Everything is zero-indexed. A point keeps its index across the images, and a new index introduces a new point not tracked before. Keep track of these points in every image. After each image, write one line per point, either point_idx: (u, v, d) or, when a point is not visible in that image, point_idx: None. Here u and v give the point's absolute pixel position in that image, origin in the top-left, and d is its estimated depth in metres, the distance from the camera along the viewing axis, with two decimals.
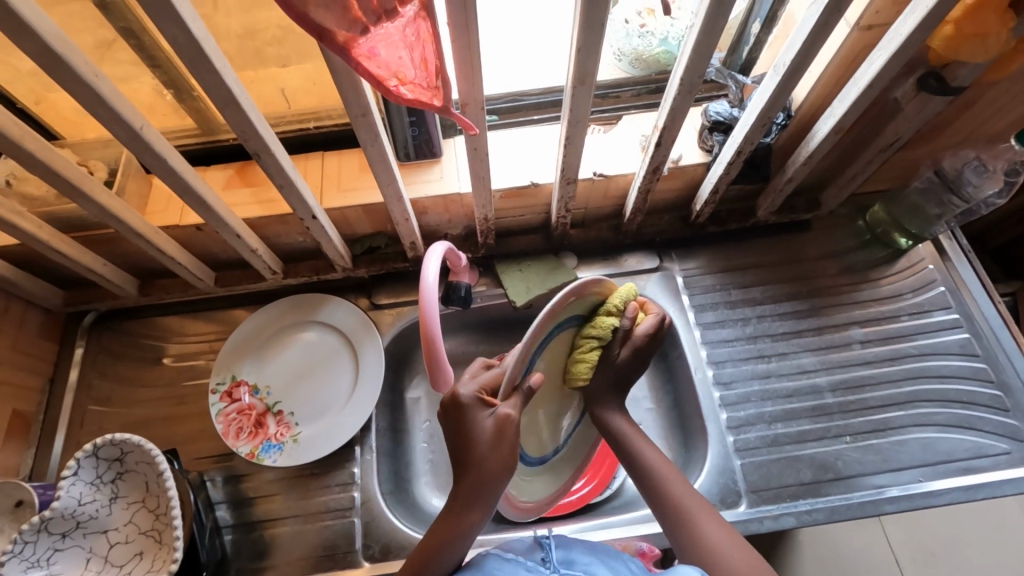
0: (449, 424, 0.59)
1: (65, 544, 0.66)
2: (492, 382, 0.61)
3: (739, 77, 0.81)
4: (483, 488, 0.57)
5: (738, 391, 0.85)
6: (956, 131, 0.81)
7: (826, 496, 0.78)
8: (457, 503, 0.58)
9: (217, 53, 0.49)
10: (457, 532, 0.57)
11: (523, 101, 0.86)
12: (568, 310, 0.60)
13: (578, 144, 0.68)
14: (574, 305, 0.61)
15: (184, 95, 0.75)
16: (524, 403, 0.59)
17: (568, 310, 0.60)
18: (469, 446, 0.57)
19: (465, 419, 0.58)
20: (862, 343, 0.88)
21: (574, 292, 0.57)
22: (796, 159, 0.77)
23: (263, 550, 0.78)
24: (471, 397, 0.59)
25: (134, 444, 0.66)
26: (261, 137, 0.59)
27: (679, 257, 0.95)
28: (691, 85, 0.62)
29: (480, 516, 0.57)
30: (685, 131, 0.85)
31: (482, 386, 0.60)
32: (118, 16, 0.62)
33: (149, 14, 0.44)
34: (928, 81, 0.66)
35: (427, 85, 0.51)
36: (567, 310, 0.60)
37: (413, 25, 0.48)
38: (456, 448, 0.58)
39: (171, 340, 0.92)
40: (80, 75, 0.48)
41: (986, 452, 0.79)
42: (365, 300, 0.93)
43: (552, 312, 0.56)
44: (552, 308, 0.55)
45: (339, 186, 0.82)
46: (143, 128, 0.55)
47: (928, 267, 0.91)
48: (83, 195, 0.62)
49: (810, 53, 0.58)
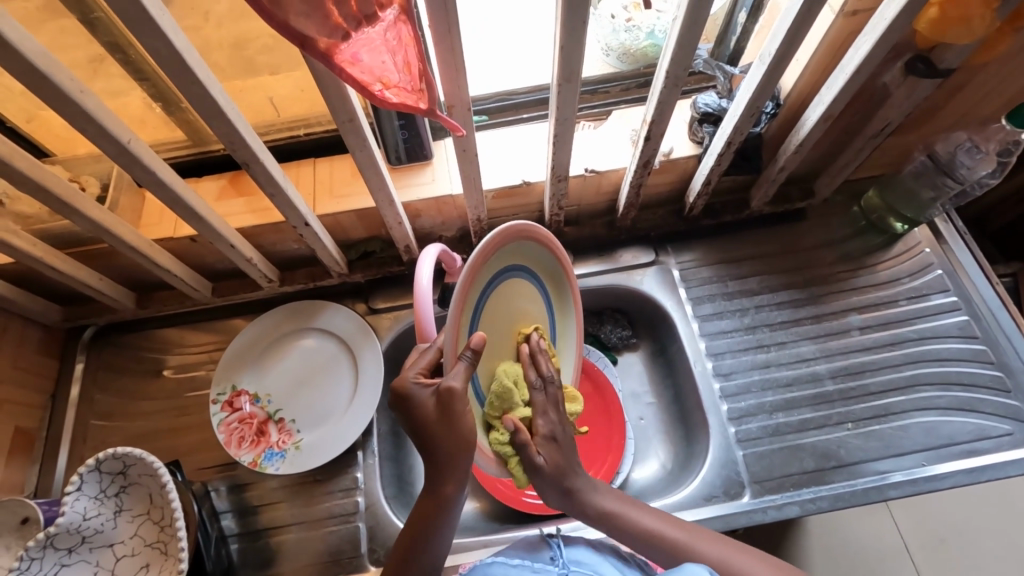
0: (403, 417, 0.58)
1: (71, 559, 0.66)
2: (432, 362, 0.57)
3: (727, 67, 0.80)
4: (453, 480, 0.57)
5: (738, 382, 0.85)
6: (947, 114, 0.80)
7: (830, 483, 0.77)
8: (430, 487, 0.58)
9: (201, 64, 0.50)
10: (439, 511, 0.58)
11: (512, 100, 0.86)
12: (496, 263, 0.60)
13: (567, 141, 0.68)
14: (488, 273, 0.59)
15: (173, 107, 0.75)
16: (471, 369, 0.55)
17: (495, 262, 0.60)
18: (428, 439, 0.56)
19: (413, 408, 0.56)
20: (861, 329, 0.87)
21: (498, 238, 0.57)
22: (787, 148, 0.77)
23: (270, 557, 0.78)
24: (414, 383, 0.56)
25: (136, 458, 0.66)
26: (249, 146, 0.59)
27: (675, 250, 0.95)
28: (677, 77, 0.62)
29: (454, 489, 0.57)
30: (675, 123, 0.85)
31: (423, 368, 0.57)
32: (103, 31, 0.62)
33: (131, 29, 0.44)
34: (916, 65, 0.65)
35: (411, 89, 0.51)
36: (495, 262, 0.60)
37: (394, 29, 0.48)
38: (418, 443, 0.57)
39: (170, 352, 0.92)
40: (65, 93, 0.48)
41: (989, 434, 0.79)
42: (362, 305, 0.93)
43: (480, 260, 0.56)
44: (480, 255, 0.55)
45: (331, 194, 0.82)
46: (132, 141, 0.56)
47: (925, 251, 0.91)
48: (75, 211, 0.62)
49: (796, 40, 0.58)
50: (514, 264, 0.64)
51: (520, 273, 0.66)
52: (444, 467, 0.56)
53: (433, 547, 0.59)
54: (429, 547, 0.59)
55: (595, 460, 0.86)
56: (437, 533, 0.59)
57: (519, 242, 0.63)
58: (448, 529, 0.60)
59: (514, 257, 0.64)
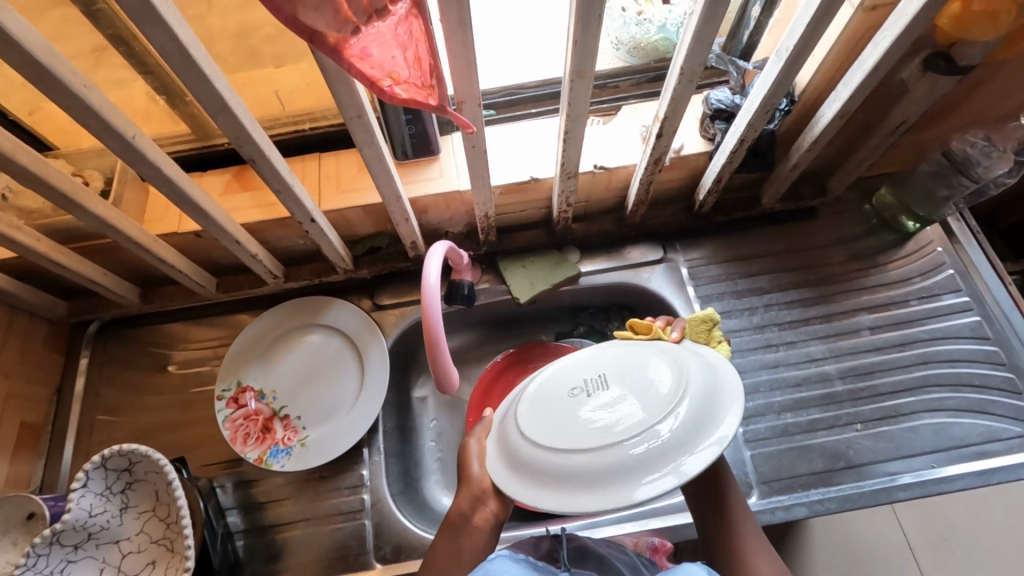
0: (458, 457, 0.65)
1: (78, 555, 0.66)
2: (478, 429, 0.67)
3: (740, 62, 0.79)
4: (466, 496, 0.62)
5: (747, 381, 0.84)
6: (964, 112, 0.79)
7: (838, 484, 0.77)
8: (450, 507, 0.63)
9: (207, 59, 0.49)
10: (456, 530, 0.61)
11: (520, 94, 0.85)
12: (644, 449, 0.51)
13: (578, 137, 0.67)
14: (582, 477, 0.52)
15: (177, 101, 0.74)
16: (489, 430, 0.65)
17: (645, 454, 0.51)
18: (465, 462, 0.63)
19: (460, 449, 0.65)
20: (871, 329, 0.86)
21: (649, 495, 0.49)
22: (801, 145, 0.76)
23: (276, 554, 0.78)
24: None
25: (141, 455, 0.65)
26: (256, 142, 0.58)
27: (683, 247, 0.93)
28: (692, 74, 0.60)
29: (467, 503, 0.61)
30: (687, 119, 0.83)
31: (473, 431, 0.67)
32: (106, 22, 0.61)
33: (138, 24, 0.43)
34: (934, 61, 0.64)
35: (422, 84, 0.50)
36: (648, 458, 0.50)
37: (405, 23, 0.47)
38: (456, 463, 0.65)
39: (176, 348, 0.91)
40: (69, 86, 0.47)
41: (999, 436, 0.78)
42: (368, 302, 0.92)
43: (623, 491, 0.50)
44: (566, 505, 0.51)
45: (337, 189, 0.81)
46: (136, 137, 0.55)
47: (938, 250, 0.90)
48: (79, 206, 0.61)
49: (814, 36, 0.57)
50: (673, 412, 0.52)
51: (671, 395, 0.53)
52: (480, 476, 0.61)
53: (465, 561, 0.59)
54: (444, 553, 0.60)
55: None
56: (469, 538, 0.60)
57: (698, 437, 0.51)
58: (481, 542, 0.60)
59: (679, 422, 0.51)
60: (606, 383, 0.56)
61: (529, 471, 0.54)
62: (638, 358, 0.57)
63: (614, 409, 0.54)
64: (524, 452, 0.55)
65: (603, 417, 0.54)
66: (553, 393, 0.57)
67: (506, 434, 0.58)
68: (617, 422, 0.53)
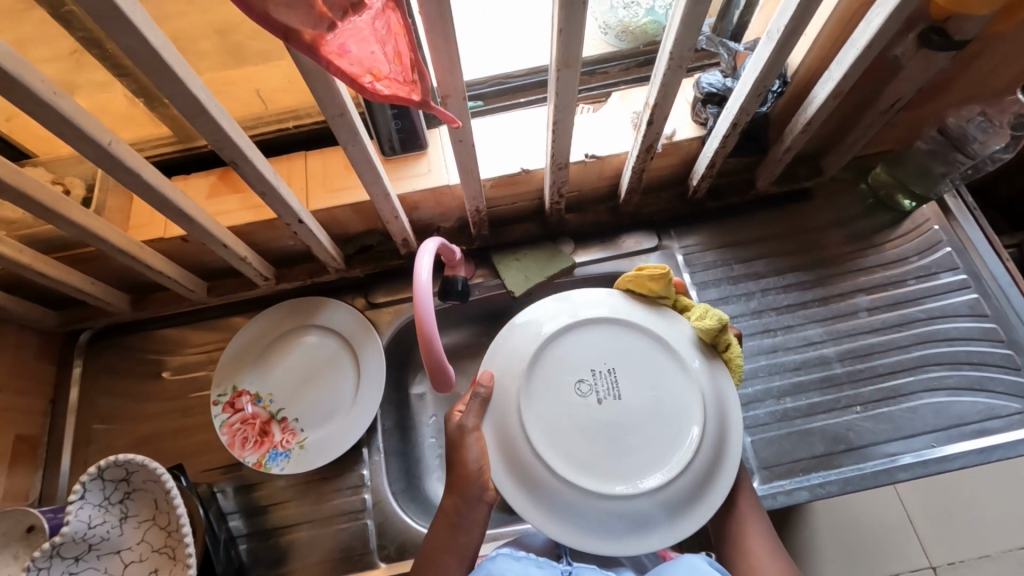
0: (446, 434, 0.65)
1: (79, 567, 0.66)
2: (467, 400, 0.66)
3: (732, 44, 0.77)
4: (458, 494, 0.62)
5: (746, 367, 0.84)
6: (958, 86, 0.77)
7: (839, 467, 0.77)
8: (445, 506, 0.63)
9: (181, 62, 0.47)
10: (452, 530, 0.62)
11: (509, 84, 0.84)
12: (689, 477, 0.62)
13: (567, 127, 0.65)
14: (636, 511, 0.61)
15: (156, 103, 0.72)
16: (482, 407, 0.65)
17: (691, 481, 0.62)
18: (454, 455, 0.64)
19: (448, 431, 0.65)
20: (869, 310, 0.86)
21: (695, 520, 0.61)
22: (795, 127, 0.74)
23: (281, 557, 0.78)
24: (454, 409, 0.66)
25: (138, 464, 0.65)
26: (237, 145, 0.57)
27: (679, 234, 0.92)
28: (681, 58, 0.59)
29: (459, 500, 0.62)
30: (678, 104, 0.82)
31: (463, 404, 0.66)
32: (77, 26, 0.59)
33: (105, 28, 0.41)
34: (929, 36, 0.63)
35: (404, 79, 0.48)
36: (691, 485, 0.62)
37: (383, 17, 0.45)
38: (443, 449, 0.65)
39: (170, 354, 0.90)
40: (38, 95, 0.45)
41: (999, 413, 0.78)
42: (361, 300, 0.91)
43: (676, 525, 0.61)
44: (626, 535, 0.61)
45: (325, 188, 0.79)
46: (113, 143, 0.53)
47: (934, 228, 0.89)
48: (60, 216, 0.60)
49: (806, 15, 0.55)
50: (698, 438, 0.62)
51: (692, 419, 0.63)
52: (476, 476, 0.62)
53: (466, 559, 0.61)
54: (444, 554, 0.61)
55: None
56: (467, 536, 0.61)
57: (721, 448, 0.63)
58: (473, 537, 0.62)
59: (709, 442, 0.63)
60: (630, 412, 0.64)
61: (588, 520, 0.61)
62: (645, 378, 0.65)
63: (648, 441, 0.63)
64: (577, 496, 0.61)
65: (639, 451, 0.62)
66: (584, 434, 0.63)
67: (543, 483, 0.62)
68: (659, 454, 0.62)
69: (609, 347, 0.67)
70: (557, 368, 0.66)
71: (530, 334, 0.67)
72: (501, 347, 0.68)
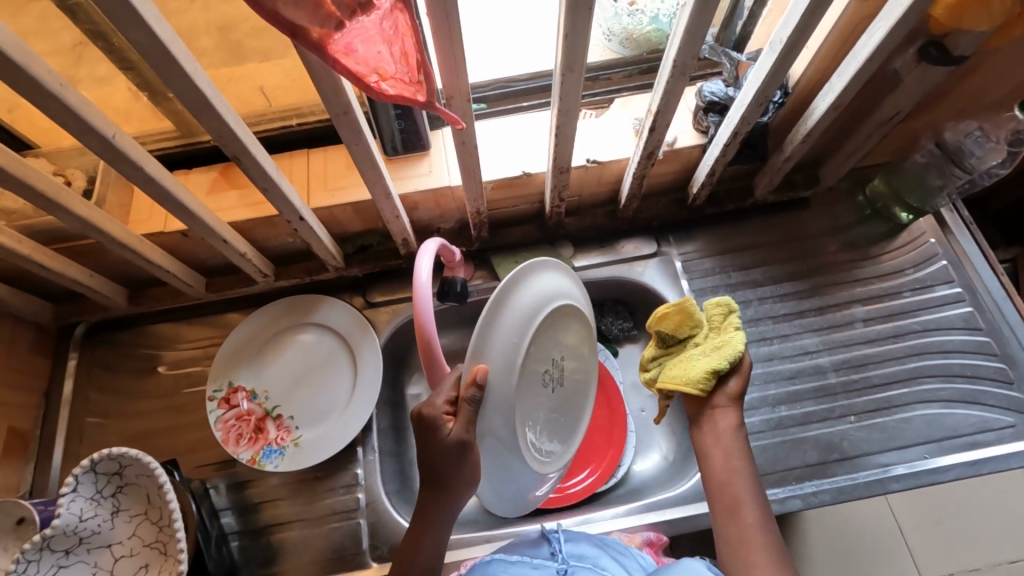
0: (420, 439, 0.60)
1: (70, 560, 0.66)
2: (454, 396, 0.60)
3: (734, 53, 0.77)
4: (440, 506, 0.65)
5: (741, 375, 0.84)
6: (956, 102, 0.78)
7: (832, 476, 0.77)
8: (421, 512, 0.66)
9: (187, 55, 0.47)
10: (428, 536, 0.66)
11: (512, 87, 0.84)
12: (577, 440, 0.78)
13: (570, 132, 0.66)
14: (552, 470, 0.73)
15: (159, 97, 0.72)
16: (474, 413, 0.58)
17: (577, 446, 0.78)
18: (441, 463, 0.60)
19: (433, 440, 0.59)
20: (865, 321, 0.86)
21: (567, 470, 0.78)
22: (795, 137, 0.75)
23: (272, 555, 0.78)
24: (442, 416, 0.58)
25: (132, 458, 0.65)
26: (241, 140, 0.57)
27: (677, 241, 0.93)
28: (685, 66, 0.59)
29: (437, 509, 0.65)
30: (680, 112, 0.82)
31: (449, 401, 0.59)
32: (84, 18, 0.59)
33: (113, 20, 0.42)
34: (929, 51, 0.64)
35: (410, 80, 0.49)
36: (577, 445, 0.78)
37: (390, 18, 0.45)
38: (428, 451, 0.60)
39: (166, 349, 0.90)
40: (44, 85, 0.45)
41: (992, 426, 0.79)
42: (360, 299, 0.91)
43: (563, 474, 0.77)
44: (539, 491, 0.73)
45: (326, 186, 0.80)
46: (116, 136, 0.53)
47: (931, 241, 0.89)
48: (61, 207, 0.59)
49: (808, 27, 0.56)
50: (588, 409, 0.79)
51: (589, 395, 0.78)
52: (457, 482, 0.62)
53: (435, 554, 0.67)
54: (421, 554, 0.66)
55: (596, 454, 0.87)
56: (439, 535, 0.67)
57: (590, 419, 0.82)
58: (444, 533, 0.67)
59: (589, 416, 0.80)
60: (561, 389, 0.72)
61: (526, 486, 0.70)
62: (573, 362, 0.73)
63: (564, 413, 0.74)
64: (528, 470, 0.68)
65: (559, 418, 0.74)
66: (537, 415, 0.69)
67: (506, 466, 0.65)
68: (569, 417, 0.76)
69: (563, 334, 0.70)
70: (537, 347, 0.65)
71: (526, 301, 0.62)
72: (505, 305, 0.60)
